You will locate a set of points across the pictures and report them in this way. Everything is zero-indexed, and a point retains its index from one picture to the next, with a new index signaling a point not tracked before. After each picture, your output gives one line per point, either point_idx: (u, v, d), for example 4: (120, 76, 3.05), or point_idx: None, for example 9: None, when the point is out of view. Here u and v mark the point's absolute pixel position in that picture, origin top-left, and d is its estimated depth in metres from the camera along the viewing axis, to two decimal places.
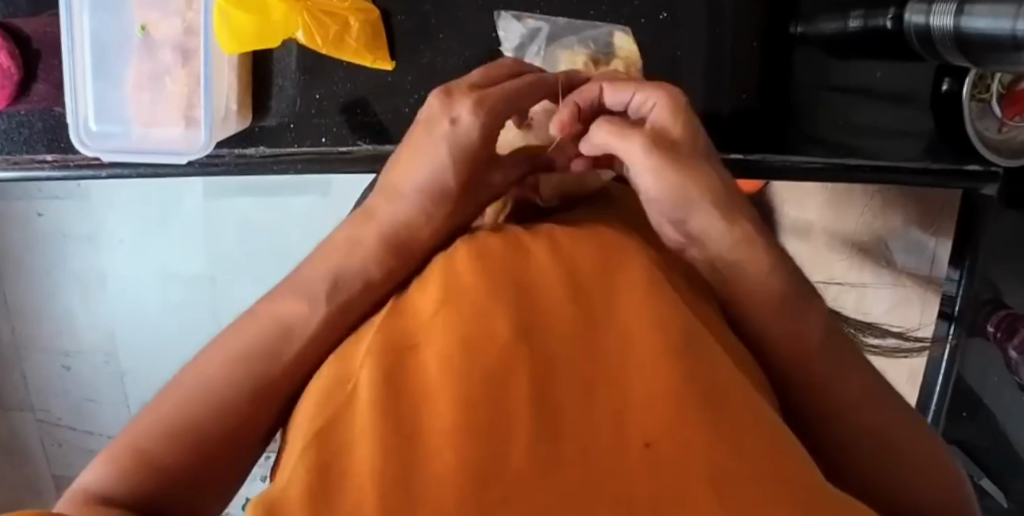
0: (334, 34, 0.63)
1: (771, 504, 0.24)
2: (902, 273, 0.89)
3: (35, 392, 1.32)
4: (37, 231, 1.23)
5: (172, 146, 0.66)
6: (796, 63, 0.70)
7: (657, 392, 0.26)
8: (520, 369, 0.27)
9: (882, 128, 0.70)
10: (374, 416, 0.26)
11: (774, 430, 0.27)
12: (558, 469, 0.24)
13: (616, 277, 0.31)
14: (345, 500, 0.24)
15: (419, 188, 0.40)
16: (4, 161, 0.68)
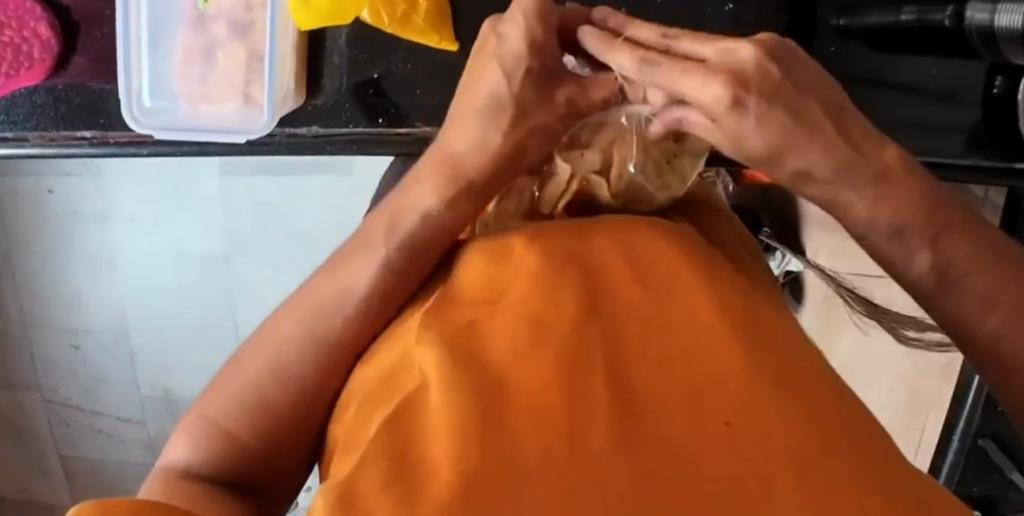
0: (401, 12, 0.61)
1: (856, 473, 0.25)
2: None
3: (41, 372, 1.29)
4: (47, 207, 1.20)
5: (225, 125, 0.65)
6: (841, 55, 0.72)
7: (732, 378, 0.28)
8: (592, 355, 0.29)
9: (921, 123, 0.72)
10: (444, 399, 0.28)
11: (843, 405, 0.29)
12: (640, 451, 0.25)
13: (672, 264, 0.34)
14: (424, 479, 0.25)
15: (486, 102, 0.45)
16: (39, 137, 0.67)
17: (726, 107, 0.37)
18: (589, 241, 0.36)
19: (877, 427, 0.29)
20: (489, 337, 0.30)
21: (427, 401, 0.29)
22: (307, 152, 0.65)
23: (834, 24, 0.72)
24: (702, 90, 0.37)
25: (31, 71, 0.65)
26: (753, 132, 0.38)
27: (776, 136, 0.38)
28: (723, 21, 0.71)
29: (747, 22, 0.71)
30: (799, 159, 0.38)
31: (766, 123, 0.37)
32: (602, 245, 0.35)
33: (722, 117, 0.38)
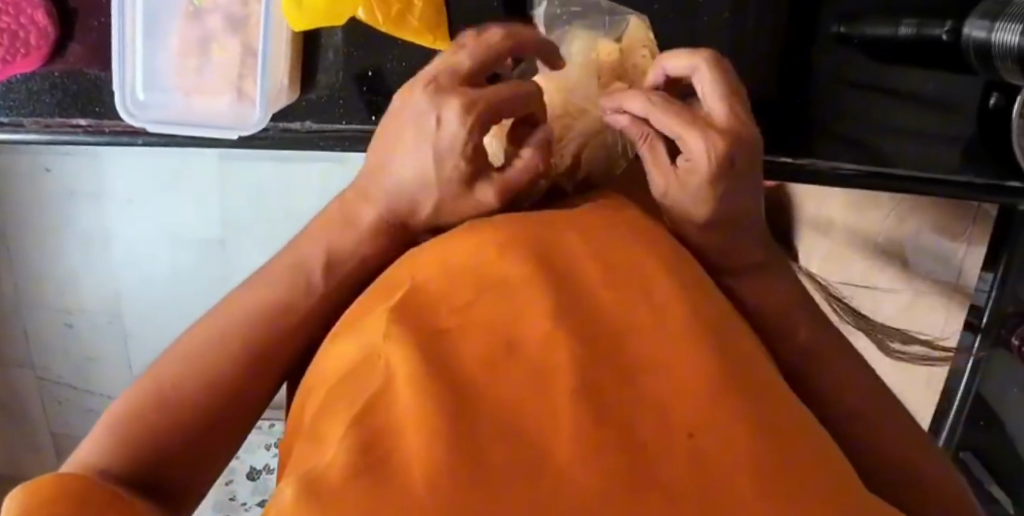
0: (396, 12, 0.61)
1: (807, 488, 0.26)
2: (922, 278, 0.89)
3: (35, 349, 1.30)
4: (44, 187, 1.20)
5: (216, 119, 0.65)
6: (838, 62, 0.71)
7: (701, 391, 0.28)
8: (561, 356, 0.28)
9: (912, 131, 0.71)
10: (411, 396, 0.27)
11: (794, 415, 0.30)
12: (604, 460, 0.25)
13: (646, 264, 0.34)
14: (388, 480, 0.25)
15: (411, 179, 0.42)
16: (34, 124, 0.67)
17: (700, 163, 0.39)
18: (562, 235, 0.35)
19: (824, 438, 0.30)
20: (461, 342, 0.30)
21: (391, 403, 0.28)
22: (300, 147, 0.65)
23: (833, 31, 0.71)
24: (700, 142, 0.39)
25: (28, 59, 0.65)
26: (688, 190, 0.39)
27: (712, 194, 0.39)
28: (721, 26, 0.71)
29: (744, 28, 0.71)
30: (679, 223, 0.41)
31: (707, 188, 0.39)
32: (576, 245, 0.35)
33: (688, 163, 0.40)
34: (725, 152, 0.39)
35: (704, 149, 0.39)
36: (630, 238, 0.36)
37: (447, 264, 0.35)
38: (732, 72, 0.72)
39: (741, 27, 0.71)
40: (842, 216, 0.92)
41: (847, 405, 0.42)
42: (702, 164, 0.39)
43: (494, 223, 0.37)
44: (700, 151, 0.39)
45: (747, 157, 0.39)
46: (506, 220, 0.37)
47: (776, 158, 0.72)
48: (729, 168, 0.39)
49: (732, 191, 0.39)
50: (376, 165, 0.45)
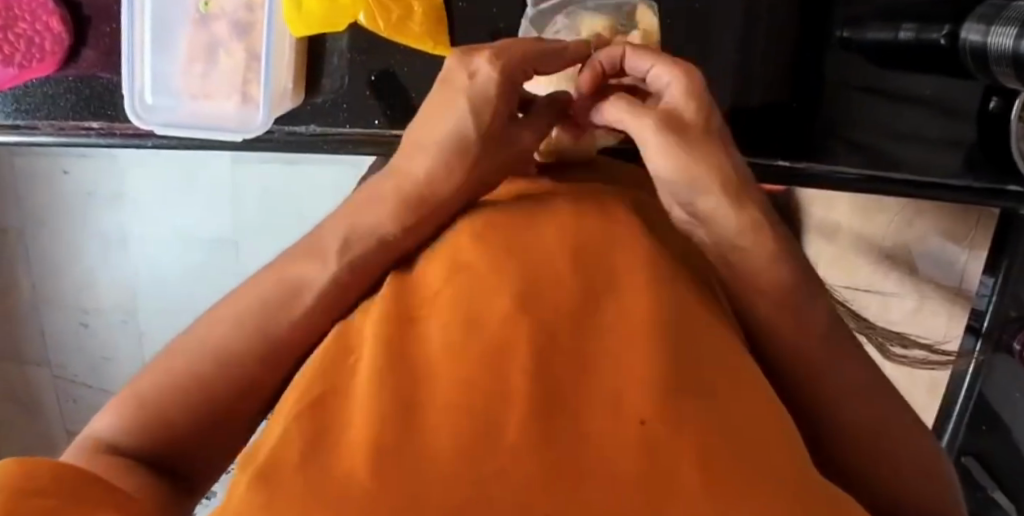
0: (397, 18, 0.62)
1: (746, 470, 0.29)
2: (926, 282, 0.87)
3: (50, 348, 1.33)
4: (62, 188, 1.23)
5: (222, 122, 0.66)
6: (836, 67, 0.72)
7: (650, 383, 0.31)
8: (521, 349, 0.32)
9: (911, 135, 0.72)
10: (368, 391, 0.32)
11: (748, 404, 0.33)
12: (550, 444, 0.29)
13: (613, 269, 0.38)
14: (340, 465, 0.29)
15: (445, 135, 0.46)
16: (50, 127, 0.69)
17: (687, 81, 0.45)
18: (535, 232, 0.40)
19: (782, 429, 0.33)
20: (418, 339, 0.34)
21: (348, 400, 0.32)
22: (305, 150, 0.66)
23: (837, 36, 0.72)
24: (682, 75, 0.45)
25: (43, 63, 0.67)
26: (686, 111, 0.44)
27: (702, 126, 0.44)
28: (719, 30, 0.72)
29: (743, 32, 0.72)
30: (689, 162, 0.42)
31: (700, 104, 0.44)
32: (551, 246, 0.38)
33: (675, 88, 0.45)
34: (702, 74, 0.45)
35: (681, 87, 0.45)
36: (596, 243, 0.39)
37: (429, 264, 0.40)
38: (731, 75, 0.73)
39: (739, 31, 0.72)
40: (848, 222, 0.94)
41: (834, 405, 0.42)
42: (691, 74, 0.45)
43: (479, 227, 0.41)
44: (680, 88, 0.45)
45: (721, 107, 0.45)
46: (488, 221, 0.42)
47: (774, 162, 0.72)
48: (707, 102, 0.44)
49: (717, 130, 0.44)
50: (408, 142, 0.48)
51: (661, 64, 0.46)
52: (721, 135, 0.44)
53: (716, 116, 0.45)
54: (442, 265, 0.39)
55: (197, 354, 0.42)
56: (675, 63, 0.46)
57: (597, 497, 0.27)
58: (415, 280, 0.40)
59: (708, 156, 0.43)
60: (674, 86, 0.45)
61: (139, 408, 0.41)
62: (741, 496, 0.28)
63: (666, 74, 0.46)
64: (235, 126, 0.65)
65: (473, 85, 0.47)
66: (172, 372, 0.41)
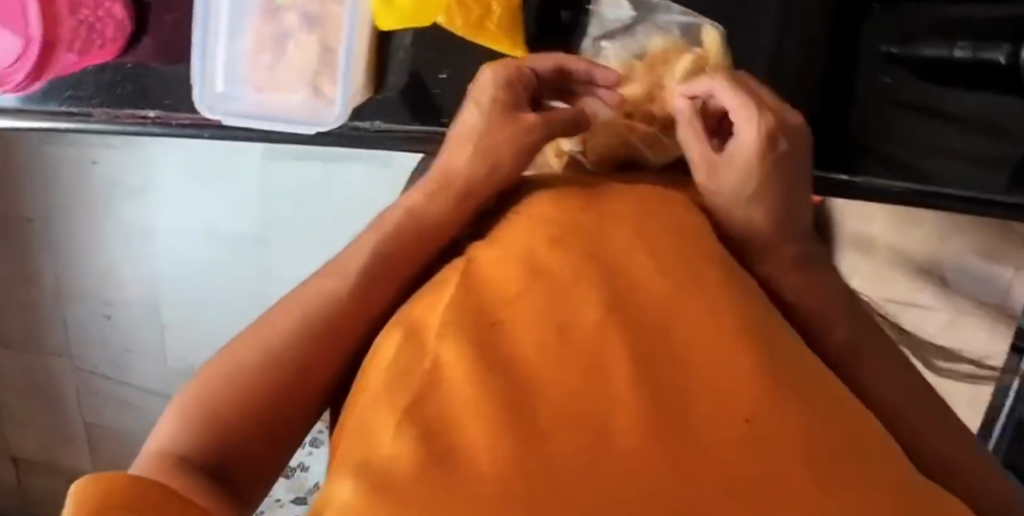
0: (475, 17, 0.62)
1: (857, 465, 0.30)
2: (963, 298, 0.88)
3: (72, 339, 1.33)
4: (91, 179, 1.22)
5: (291, 114, 0.67)
6: (884, 81, 0.72)
7: (749, 382, 0.32)
8: (614, 349, 0.33)
9: (962, 153, 0.70)
10: (465, 384, 0.32)
11: (841, 403, 0.34)
12: (662, 445, 0.29)
13: (693, 271, 0.38)
14: (450, 466, 0.29)
15: (474, 127, 0.51)
16: (104, 114, 0.69)
17: (762, 127, 0.48)
18: (611, 240, 0.41)
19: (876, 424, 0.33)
20: (513, 340, 0.35)
21: (448, 398, 0.32)
22: (368, 146, 0.67)
23: (884, 51, 0.71)
24: (753, 125, 0.48)
25: (104, 50, 0.68)
26: (745, 152, 0.47)
27: (756, 171, 0.47)
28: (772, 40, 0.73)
29: (801, 42, 0.73)
30: (732, 194, 0.47)
31: (767, 149, 0.47)
32: (628, 250, 0.39)
33: (749, 131, 0.48)
34: (781, 126, 0.48)
35: (750, 135, 0.48)
36: (665, 249, 0.40)
37: (493, 262, 0.41)
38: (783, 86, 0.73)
39: (795, 41, 0.72)
40: (882, 236, 0.91)
41: (906, 422, 0.42)
42: (768, 122, 0.48)
43: (554, 233, 0.41)
44: (749, 136, 0.48)
45: (790, 164, 0.48)
46: (561, 220, 0.42)
47: (828, 175, 0.72)
48: (772, 155, 0.47)
49: (775, 181, 0.47)
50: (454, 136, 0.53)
51: (741, 106, 0.49)
52: (777, 178, 0.47)
53: (773, 160, 0.48)
54: (522, 264, 0.39)
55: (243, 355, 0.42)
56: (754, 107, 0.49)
57: (722, 496, 0.27)
58: (490, 279, 0.39)
59: (749, 192, 0.47)
60: (746, 129, 0.48)
61: (189, 419, 0.39)
62: (860, 488, 0.28)
63: (747, 114, 0.49)
64: (309, 113, 0.66)
65: (499, 87, 0.52)
66: (216, 379, 0.41)
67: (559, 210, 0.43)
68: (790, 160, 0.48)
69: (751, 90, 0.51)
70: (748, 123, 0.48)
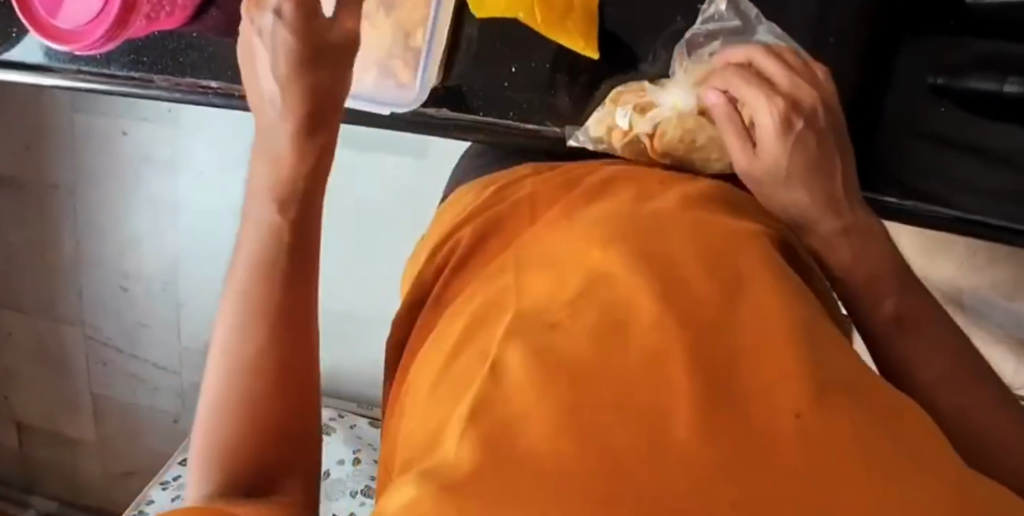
0: (556, 15, 0.66)
1: (906, 455, 0.31)
2: (991, 329, 0.90)
3: (87, 308, 1.34)
4: (120, 149, 1.22)
5: (369, 93, 0.72)
6: (928, 112, 0.72)
7: (800, 377, 0.34)
8: (670, 346, 0.35)
9: (1001, 189, 0.70)
10: (527, 377, 0.35)
11: (891, 397, 0.35)
12: (716, 438, 0.31)
13: (749, 270, 0.40)
14: (517, 454, 0.31)
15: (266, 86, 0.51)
16: (165, 82, 0.70)
17: (775, 111, 0.51)
18: (668, 244, 0.43)
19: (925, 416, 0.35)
20: (574, 337, 0.37)
21: (511, 398, 0.34)
22: (434, 132, 0.70)
23: (929, 82, 0.72)
24: (771, 111, 0.51)
25: (172, 18, 0.69)
26: (768, 138, 0.51)
27: (781, 154, 0.50)
28: (836, 58, 0.73)
29: (856, 63, 0.73)
30: (759, 179, 0.52)
31: (784, 131, 0.50)
32: (683, 252, 0.42)
33: (767, 117, 0.51)
34: (792, 107, 0.51)
35: (771, 120, 0.51)
36: (722, 251, 0.41)
37: (560, 267, 0.43)
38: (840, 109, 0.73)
39: (859, 61, 0.73)
40: (909, 261, 0.92)
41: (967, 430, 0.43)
42: (783, 107, 0.51)
43: (611, 237, 0.44)
44: (771, 121, 0.51)
45: (813, 142, 0.50)
46: (618, 231, 0.44)
47: (882, 198, 0.71)
48: (795, 137, 0.50)
49: (801, 160, 0.50)
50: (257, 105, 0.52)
51: (757, 88, 0.53)
52: (808, 156, 0.50)
53: (797, 140, 0.50)
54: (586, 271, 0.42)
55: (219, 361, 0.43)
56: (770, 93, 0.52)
57: (778, 482, 0.29)
58: (564, 281, 0.41)
59: (784, 177, 0.50)
60: (764, 115, 0.51)
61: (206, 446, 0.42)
62: (910, 476, 0.30)
63: (770, 95, 0.51)
64: (384, 96, 0.71)
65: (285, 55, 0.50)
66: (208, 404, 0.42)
67: (620, 221, 0.46)
68: (816, 135, 0.50)
69: (782, 75, 0.53)
70: (771, 107, 0.51)
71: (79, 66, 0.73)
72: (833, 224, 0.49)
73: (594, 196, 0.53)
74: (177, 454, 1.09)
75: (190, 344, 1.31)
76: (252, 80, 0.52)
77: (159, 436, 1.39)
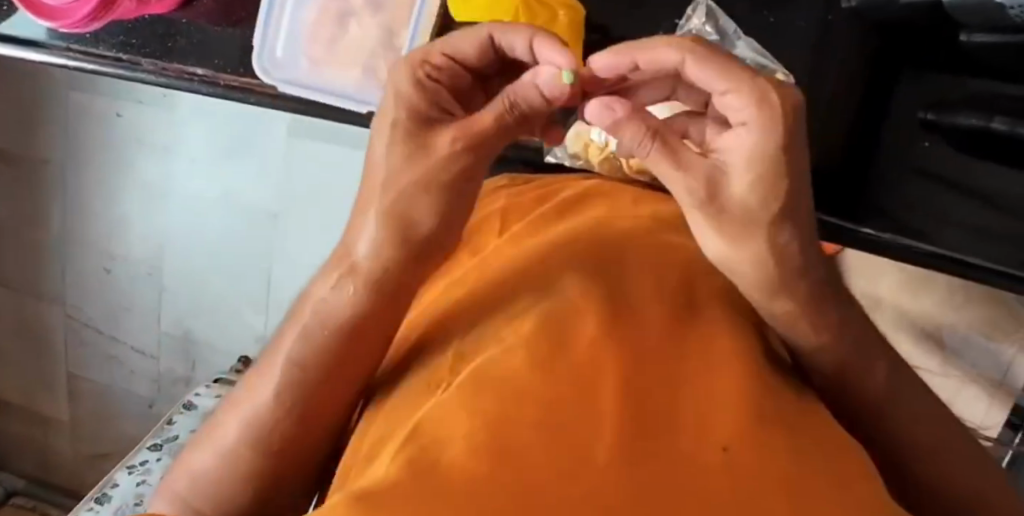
0: (541, 23, 0.66)
1: (822, 491, 0.33)
2: (968, 368, 0.90)
3: (70, 287, 1.33)
4: (114, 131, 1.22)
5: (345, 89, 0.69)
6: (917, 147, 0.72)
7: (732, 411, 0.35)
8: (608, 365, 0.36)
9: (985, 230, 0.70)
10: (463, 396, 0.35)
11: (818, 432, 0.37)
12: (641, 464, 0.32)
13: (697, 306, 0.42)
14: (441, 471, 0.31)
15: (388, 156, 0.45)
16: (152, 66, 0.71)
17: (759, 129, 0.38)
18: (620, 267, 0.44)
19: (848, 450, 0.37)
20: (514, 351, 0.38)
21: (442, 417, 0.35)
22: None
23: (920, 117, 0.72)
24: (739, 133, 0.39)
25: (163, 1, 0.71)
26: (737, 174, 0.39)
27: (755, 191, 0.39)
28: (828, 86, 0.73)
29: (849, 90, 0.73)
30: (727, 246, 0.40)
31: (758, 160, 0.39)
32: (637, 277, 0.43)
33: (737, 137, 0.40)
34: (782, 109, 0.38)
35: (748, 143, 0.39)
36: (672, 284, 0.43)
37: (524, 283, 0.44)
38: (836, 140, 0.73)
39: (853, 91, 0.73)
40: (890, 294, 0.92)
41: None
42: (764, 125, 0.38)
43: (572, 256, 0.45)
44: (746, 145, 0.39)
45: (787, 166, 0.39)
46: (577, 249, 0.45)
47: (860, 228, 0.72)
48: (768, 161, 0.38)
49: (786, 205, 0.39)
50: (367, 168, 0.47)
51: (732, 94, 0.39)
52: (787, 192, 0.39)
53: (766, 163, 0.39)
54: (547, 287, 0.42)
55: (252, 402, 0.47)
56: (751, 89, 0.38)
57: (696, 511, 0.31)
58: (522, 300, 0.42)
59: (757, 230, 0.39)
60: (729, 138, 0.40)
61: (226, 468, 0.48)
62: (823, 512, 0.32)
63: (734, 105, 0.39)
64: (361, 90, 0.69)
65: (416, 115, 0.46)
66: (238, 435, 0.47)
67: (586, 239, 0.47)
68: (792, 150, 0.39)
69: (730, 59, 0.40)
70: (736, 129, 0.39)
71: (69, 43, 0.73)
72: (798, 286, 0.41)
73: (565, 210, 0.54)
74: (147, 439, 1.09)
75: (169, 330, 1.31)
76: (378, 150, 0.46)
77: (133, 419, 1.39)
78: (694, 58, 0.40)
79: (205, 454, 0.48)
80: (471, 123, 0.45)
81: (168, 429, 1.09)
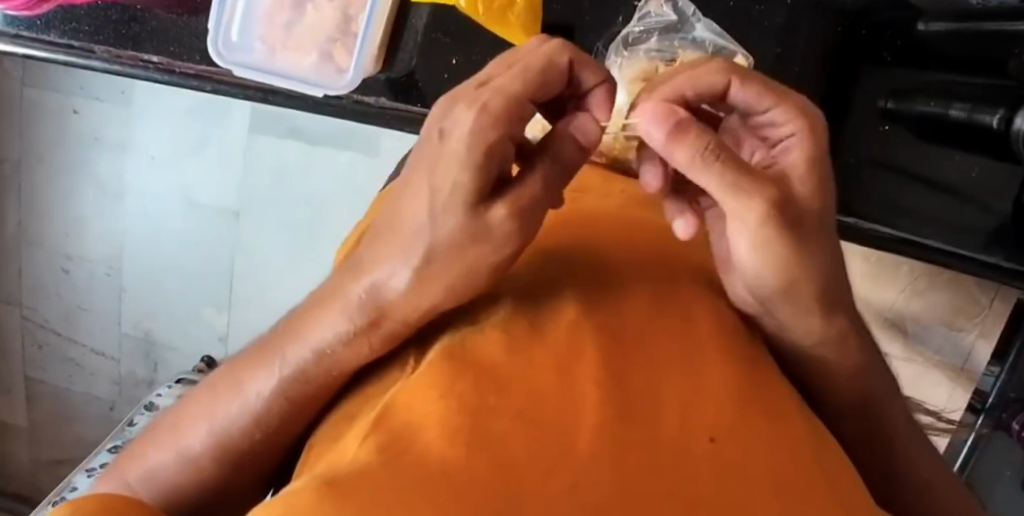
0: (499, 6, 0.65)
1: (816, 488, 0.31)
2: (932, 355, 0.91)
3: (26, 289, 1.30)
4: (69, 127, 1.19)
5: (304, 75, 0.69)
6: (882, 137, 0.71)
7: (721, 403, 0.33)
8: (583, 361, 0.34)
9: (943, 217, 0.70)
10: (433, 385, 0.33)
11: (809, 423, 0.35)
12: (624, 457, 0.29)
13: (684, 295, 0.40)
14: (406, 461, 0.28)
15: (417, 226, 0.37)
16: (106, 52, 0.71)
17: (806, 140, 0.36)
18: (602, 257, 0.42)
19: (837, 445, 0.35)
20: (487, 344, 0.35)
21: (410, 401, 0.33)
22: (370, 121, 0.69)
23: (880, 106, 0.70)
24: (785, 149, 0.37)
25: None
26: (796, 179, 0.36)
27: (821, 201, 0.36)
28: (804, 66, 0.71)
29: (812, 68, 0.71)
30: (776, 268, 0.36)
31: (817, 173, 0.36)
32: (616, 263, 0.41)
33: (784, 150, 0.37)
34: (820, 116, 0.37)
35: (802, 149, 0.36)
36: (660, 273, 0.41)
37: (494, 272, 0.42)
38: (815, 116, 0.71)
39: (827, 68, 0.70)
40: (856, 283, 0.92)
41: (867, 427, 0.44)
42: (817, 135, 0.36)
43: (550, 247, 0.43)
44: (801, 151, 0.36)
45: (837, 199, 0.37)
46: (549, 239, 0.44)
47: None
48: (828, 180, 0.36)
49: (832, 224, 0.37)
50: (388, 221, 0.39)
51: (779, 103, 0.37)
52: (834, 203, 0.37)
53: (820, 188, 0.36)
54: (518, 281, 0.40)
55: (214, 406, 0.43)
56: (796, 103, 0.37)
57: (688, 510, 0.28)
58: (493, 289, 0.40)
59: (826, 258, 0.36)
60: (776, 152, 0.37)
61: (177, 459, 0.44)
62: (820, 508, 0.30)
63: (780, 119, 0.37)
64: (317, 76, 0.69)
65: (475, 169, 0.35)
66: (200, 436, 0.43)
67: (556, 227, 0.45)
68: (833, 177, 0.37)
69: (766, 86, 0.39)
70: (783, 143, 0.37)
71: (19, 29, 0.73)
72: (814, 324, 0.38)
73: None
74: (107, 441, 1.06)
75: (128, 330, 1.28)
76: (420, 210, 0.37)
77: (94, 424, 1.35)
78: (741, 77, 0.37)
79: (162, 452, 0.44)
80: (525, 195, 0.36)
81: (128, 430, 1.06)
